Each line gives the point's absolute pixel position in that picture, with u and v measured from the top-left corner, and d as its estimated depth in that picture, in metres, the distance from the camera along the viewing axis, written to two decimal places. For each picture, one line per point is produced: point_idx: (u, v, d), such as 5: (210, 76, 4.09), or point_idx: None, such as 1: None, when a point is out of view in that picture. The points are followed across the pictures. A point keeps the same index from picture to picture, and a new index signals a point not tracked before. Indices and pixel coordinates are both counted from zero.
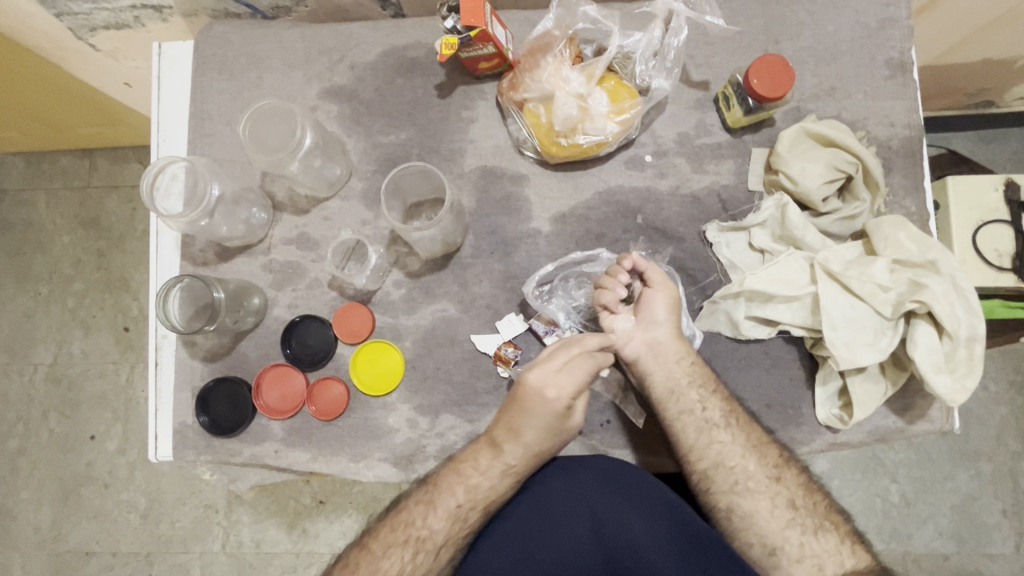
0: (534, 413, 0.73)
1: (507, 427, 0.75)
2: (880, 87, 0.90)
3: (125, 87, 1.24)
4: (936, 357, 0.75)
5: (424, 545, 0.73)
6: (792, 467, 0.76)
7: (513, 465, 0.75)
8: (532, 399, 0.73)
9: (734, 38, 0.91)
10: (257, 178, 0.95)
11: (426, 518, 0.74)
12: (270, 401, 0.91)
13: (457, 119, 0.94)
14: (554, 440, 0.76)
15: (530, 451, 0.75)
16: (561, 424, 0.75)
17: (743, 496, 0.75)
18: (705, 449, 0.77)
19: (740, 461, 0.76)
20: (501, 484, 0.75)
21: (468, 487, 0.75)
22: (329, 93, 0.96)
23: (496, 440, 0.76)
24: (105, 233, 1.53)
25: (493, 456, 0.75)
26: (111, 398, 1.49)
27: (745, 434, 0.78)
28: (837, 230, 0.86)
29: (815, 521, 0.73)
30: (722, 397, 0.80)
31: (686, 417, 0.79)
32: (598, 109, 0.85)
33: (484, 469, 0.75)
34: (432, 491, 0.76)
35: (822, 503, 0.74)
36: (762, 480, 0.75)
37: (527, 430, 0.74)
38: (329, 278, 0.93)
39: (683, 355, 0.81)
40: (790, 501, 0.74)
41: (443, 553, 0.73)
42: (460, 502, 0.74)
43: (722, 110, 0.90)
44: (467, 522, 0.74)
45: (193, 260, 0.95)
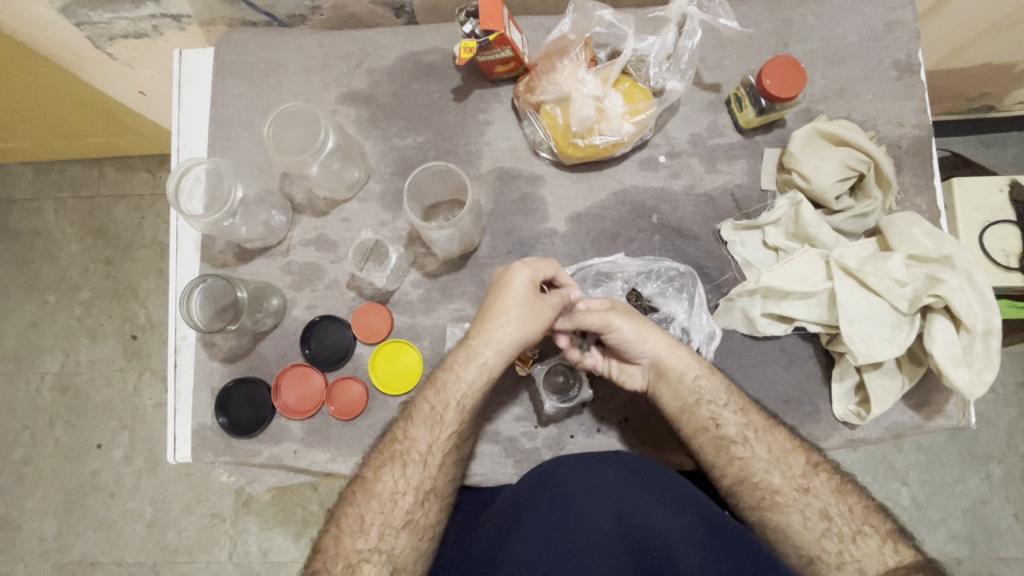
0: (511, 298, 0.78)
1: (482, 321, 0.79)
2: (889, 88, 0.92)
3: (139, 96, 1.26)
4: (953, 351, 0.76)
5: (410, 458, 0.77)
6: (823, 473, 0.75)
7: (487, 361, 0.78)
8: (508, 291, 0.78)
9: (744, 41, 0.93)
10: (277, 181, 0.97)
11: (408, 433, 0.78)
12: (289, 401, 0.91)
13: (473, 122, 0.96)
14: (533, 327, 0.78)
15: (505, 335, 0.77)
16: (540, 309, 0.78)
17: (772, 512, 0.74)
18: (727, 467, 0.77)
19: (764, 475, 0.75)
20: (474, 382, 0.78)
21: (438, 392, 0.79)
22: (347, 98, 0.98)
23: (470, 342, 0.79)
24: (115, 241, 1.54)
25: (463, 353, 0.79)
26: (118, 406, 1.49)
27: (767, 445, 0.77)
28: (850, 227, 0.87)
29: (853, 526, 0.71)
30: (736, 408, 0.79)
31: (702, 436, 0.79)
32: (613, 110, 0.87)
33: (456, 374, 0.79)
34: (410, 407, 0.80)
35: (859, 506, 0.73)
36: (790, 493, 0.74)
37: (501, 313, 0.78)
38: (347, 279, 0.94)
39: (686, 367, 0.80)
40: (823, 511, 0.73)
41: (431, 461, 0.77)
42: (434, 407, 0.79)
43: (735, 111, 0.91)
44: (444, 423, 0.78)
45: (212, 262, 0.96)
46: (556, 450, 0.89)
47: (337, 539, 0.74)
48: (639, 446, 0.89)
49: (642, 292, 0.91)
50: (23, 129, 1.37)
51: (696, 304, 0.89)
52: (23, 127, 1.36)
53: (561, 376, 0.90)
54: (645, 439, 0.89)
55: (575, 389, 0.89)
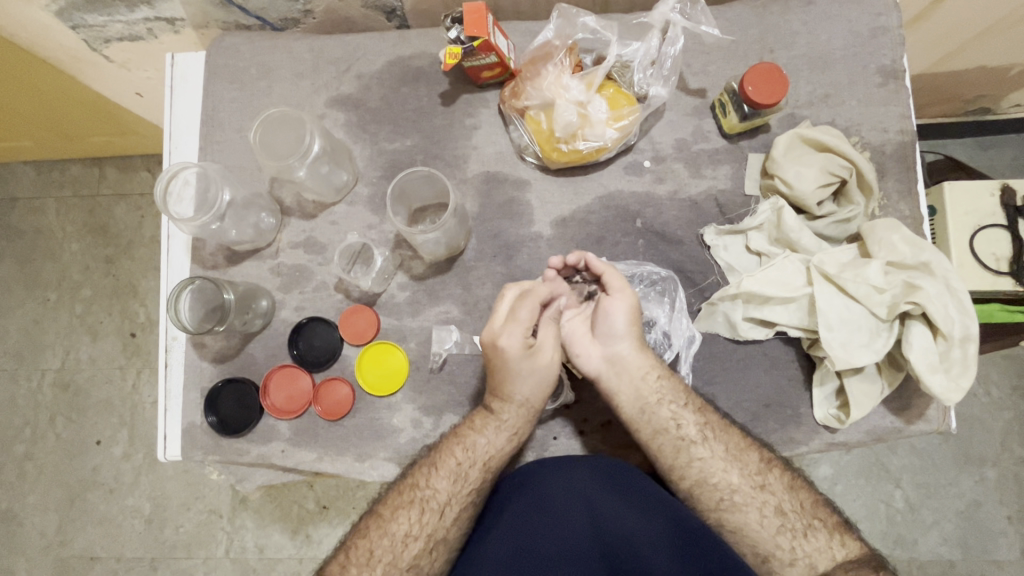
0: (518, 372, 0.81)
1: (498, 394, 0.83)
2: (873, 93, 0.93)
3: (136, 98, 1.27)
4: (931, 358, 0.76)
5: (429, 505, 0.78)
6: (775, 469, 0.77)
7: (509, 425, 0.83)
8: (509, 357, 0.79)
9: (730, 47, 0.94)
10: (266, 184, 0.98)
11: (429, 479, 0.80)
12: (277, 401, 0.92)
13: (460, 127, 0.97)
14: (544, 392, 0.83)
15: (524, 405, 0.83)
16: (545, 373, 0.82)
17: (731, 512, 0.75)
18: (686, 468, 0.78)
19: (723, 475, 0.76)
20: (499, 444, 0.82)
21: (466, 446, 0.81)
22: (337, 102, 0.99)
23: (491, 409, 0.83)
24: (114, 240, 1.56)
25: (489, 422, 0.83)
26: (118, 403, 1.51)
27: (724, 444, 0.78)
28: (833, 233, 0.88)
29: (804, 521, 0.73)
30: (695, 408, 0.80)
31: (661, 436, 0.80)
32: (597, 116, 0.87)
33: (484, 436, 0.82)
34: (435, 455, 0.82)
35: (808, 500, 0.74)
36: (747, 492, 0.75)
37: (514, 386, 0.82)
38: (335, 281, 0.95)
39: (647, 369, 0.82)
40: (777, 508, 0.74)
41: (448, 513, 0.78)
42: (460, 462, 0.81)
43: (719, 116, 0.92)
44: (468, 480, 0.80)
45: (203, 264, 0.97)
46: (539, 452, 0.90)
47: (343, 567, 0.74)
48: (620, 448, 0.89)
49: None
50: (23, 129, 1.39)
51: (677, 308, 0.90)
52: (23, 127, 1.38)
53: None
54: (628, 441, 0.89)
55: (558, 390, 0.91)
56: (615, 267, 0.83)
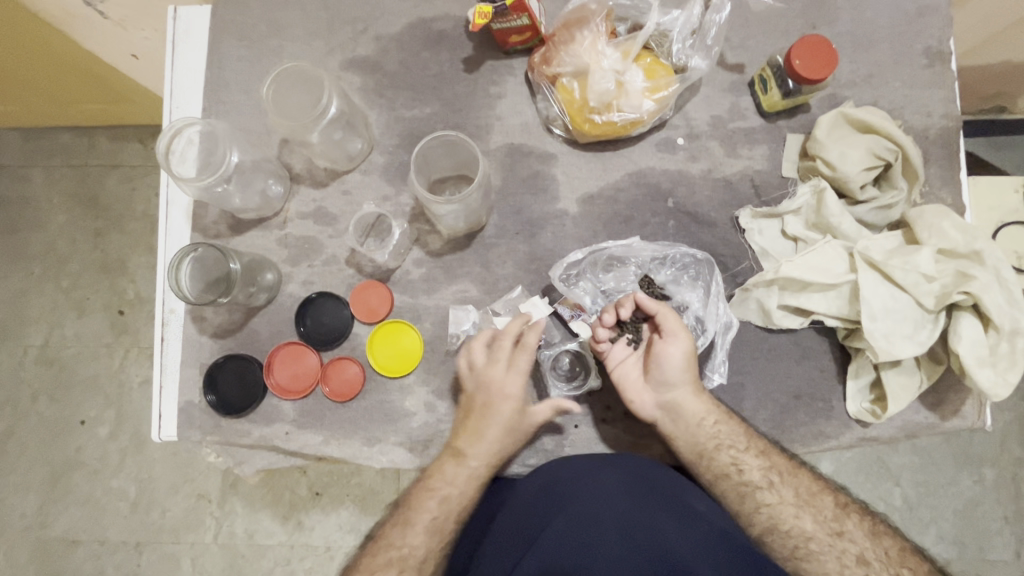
0: (495, 420, 0.77)
1: (468, 435, 0.78)
2: (919, 75, 0.88)
3: (132, 59, 1.19)
4: (980, 350, 0.73)
5: (407, 564, 0.72)
6: (853, 515, 0.72)
7: (477, 468, 0.77)
8: (491, 409, 0.77)
9: (772, 20, 0.89)
10: (275, 149, 0.92)
11: (404, 537, 0.74)
12: (281, 380, 0.87)
13: (484, 95, 0.91)
14: (514, 442, 0.78)
15: (493, 454, 0.77)
16: (520, 426, 0.78)
17: (807, 561, 0.70)
18: (754, 515, 0.73)
19: (795, 522, 0.72)
20: (468, 490, 0.76)
21: (440, 499, 0.75)
22: (352, 65, 0.92)
23: (459, 450, 0.78)
24: (103, 212, 1.48)
25: (455, 466, 0.77)
26: (104, 381, 1.44)
27: (794, 489, 0.74)
28: (873, 219, 0.84)
29: (891, 571, 0.67)
30: (756, 452, 0.76)
31: (723, 482, 0.76)
32: (634, 85, 0.82)
33: (449, 477, 0.76)
34: (406, 510, 0.76)
35: (894, 548, 0.69)
36: (824, 540, 0.71)
37: (488, 430, 0.77)
38: (347, 254, 0.90)
39: (705, 413, 0.78)
40: (859, 557, 0.69)
41: (428, 568, 0.72)
42: (434, 513, 0.75)
43: (758, 93, 0.87)
44: (444, 533, 0.74)
45: (205, 232, 0.91)
46: (559, 439, 0.86)
47: None
48: (643, 439, 0.85)
49: (655, 279, 0.86)
50: (8, 91, 1.31)
51: (713, 293, 0.83)
52: (8, 89, 1.30)
53: (567, 358, 0.88)
54: (652, 433, 0.85)
55: (582, 377, 0.87)
56: (669, 308, 0.78)
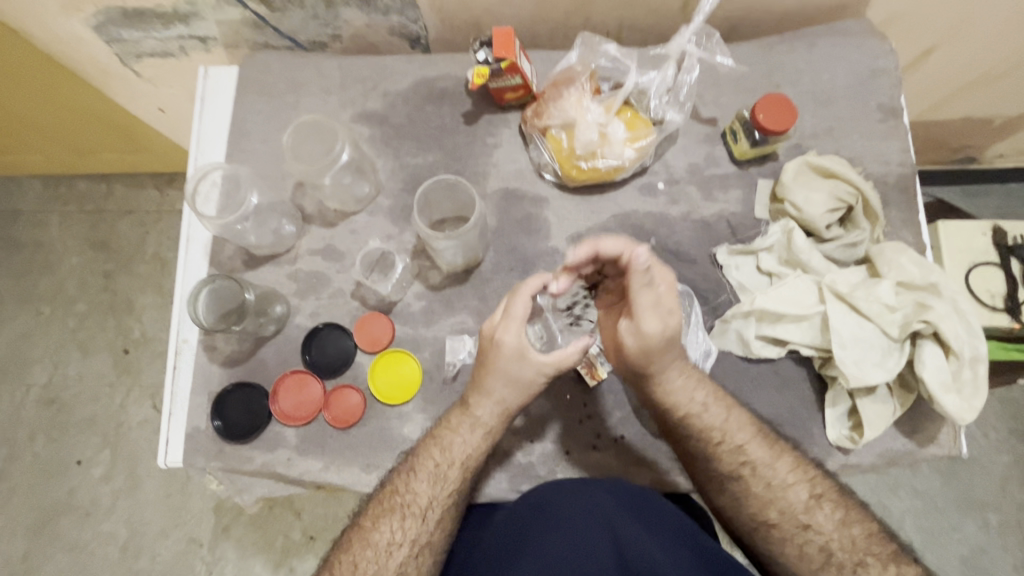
0: (495, 374, 0.79)
1: (475, 387, 0.81)
2: (874, 128, 0.98)
3: (158, 114, 1.32)
4: (943, 376, 0.78)
5: (409, 510, 0.77)
6: (825, 505, 0.75)
7: (483, 421, 0.81)
8: (501, 353, 0.77)
9: (739, 80, 0.99)
10: (290, 191, 1.00)
11: (409, 485, 0.79)
12: (285, 407, 0.91)
13: (481, 145, 1.00)
14: (519, 397, 0.80)
15: (499, 407, 0.80)
16: (523, 381, 0.79)
17: (770, 542, 0.76)
18: (721, 495, 0.80)
19: (761, 510, 0.77)
20: (472, 443, 0.81)
21: (443, 449, 0.80)
22: (362, 118, 1.02)
23: (467, 404, 0.82)
24: (115, 255, 1.62)
25: (462, 418, 0.81)
26: (101, 422, 1.53)
27: (765, 480, 0.77)
28: (841, 256, 0.90)
29: (854, 559, 0.72)
30: (733, 446, 0.79)
31: (693, 461, 0.82)
32: (615, 136, 0.92)
33: (455, 431, 0.81)
34: (413, 459, 0.81)
35: (861, 535, 0.73)
36: (789, 527, 0.75)
37: (490, 383, 0.79)
38: (352, 288, 0.96)
39: (677, 400, 0.80)
40: (823, 546, 0.73)
41: (430, 516, 0.78)
42: (438, 464, 0.80)
43: (730, 144, 0.96)
44: (448, 481, 0.79)
45: (221, 267, 0.97)
46: (551, 466, 0.88)
47: None
48: (634, 465, 0.88)
49: None
50: (32, 141, 1.45)
51: (693, 322, 0.91)
52: (34, 139, 1.44)
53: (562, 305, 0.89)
54: (640, 459, 0.88)
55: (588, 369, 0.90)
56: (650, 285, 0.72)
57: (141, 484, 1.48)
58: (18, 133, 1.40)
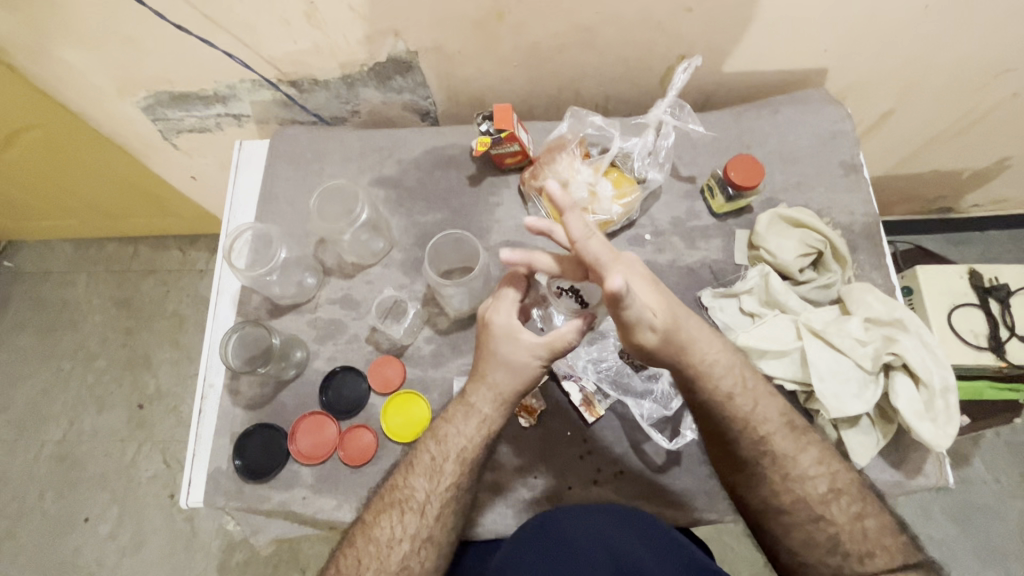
0: (493, 359, 0.86)
1: (475, 376, 0.88)
2: (838, 182, 1.09)
3: (190, 180, 1.46)
4: (917, 406, 0.84)
5: (409, 506, 0.83)
6: (842, 497, 0.80)
7: (483, 412, 0.86)
8: (492, 333, 0.86)
9: (713, 143, 1.11)
10: (312, 247, 1.10)
11: (411, 481, 0.85)
12: (303, 446, 0.97)
13: (485, 203, 1.12)
14: (514, 380, 0.86)
15: (497, 396, 0.86)
16: (519, 366, 0.85)
17: (782, 525, 0.82)
18: (740, 480, 0.84)
19: (777, 496, 0.82)
20: (472, 439, 0.86)
21: (441, 445, 0.86)
22: (378, 181, 1.14)
23: (467, 398, 0.88)
24: (137, 313, 1.73)
25: (459, 409, 0.87)
26: (112, 477, 1.58)
27: (783, 470, 0.82)
28: (816, 297, 0.98)
29: (864, 547, 0.78)
30: (762, 432, 0.84)
31: (718, 446, 0.86)
32: (604, 194, 1.03)
33: (454, 427, 0.87)
34: (413, 454, 0.88)
35: (873, 528, 0.78)
36: (801, 515, 0.81)
37: (488, 368, 0.86)
38: (367, 333, 1.04)
39: (715, 388, 0.84)
40: (833, 534, 0.79)
41: (430, 510, 0.83)
42: (434, 457, 0.86)
43: (708, 198, 1.07)
44: (444, 474, 0.85)
45: (247, 316, 1.06)
46: (554, 500, 0.92)
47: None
48: (634, 498, 0.92)
49: None
50: (71, 207, 1.60)
51: None
52: (72, 205, 1.59)
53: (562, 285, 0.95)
54: (640, 491, 0.92)
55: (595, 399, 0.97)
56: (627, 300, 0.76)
57: (147, 541, 1.53)
58: (60, 199, 1.55)
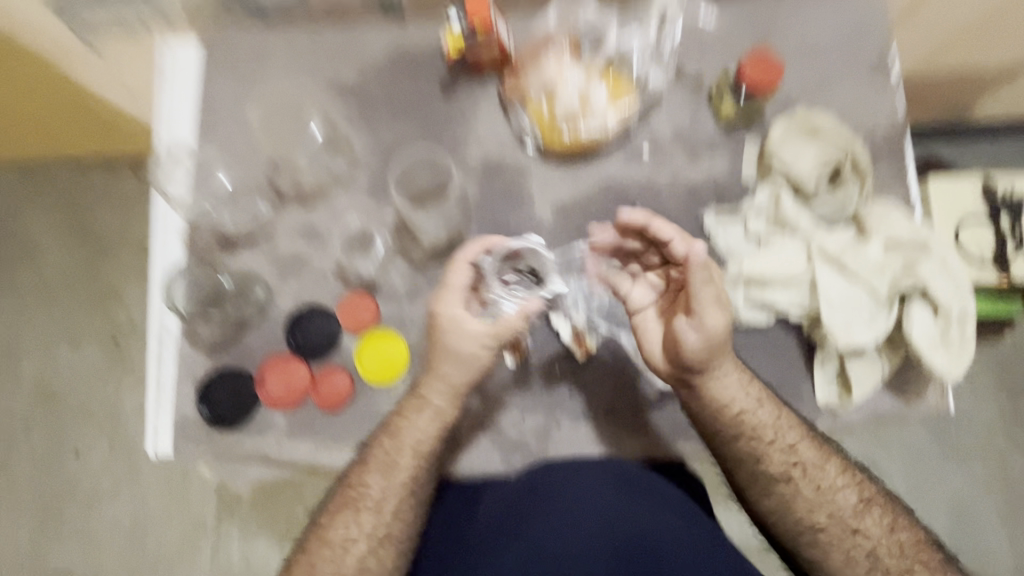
0: (443, 351, 0.80)
1: (429, 368, 0.82)
2: (865, 83, 0.95)
3: (122, 88, 1.22)
4: (931, 334, 0.80)
5: (365, 505, 0.83)
6: (873, 509, 0.81)
7: (437, 406, 0.82)
8: (439, 327, 0.80)
9: (725, 36, 0.95)
10: (263, 170, 0.96)
11: (372, 481, 0.83)
12: (273, 391, 0.90)
13: (460, 114, 0.96)
14: (462, 371, 0.81)
15: (451, 391, 0.82)
16: (468, 357, 0.80)
17: (817, 548, 0.80)
18: (771, 496, 0.81)
19: (810, 514, 0.80)
20: (426, 433, 0.82)
21: (395, 439, 0.83)
22: (333, 89, 0.97)
23: (421, 393, 0.83)
24: (95, 245, 1.57)
25: (411, 404, 0.83)
26: (97, 410, 1.51)
27: (813, 484, 0.81)
28: (831, 216, 0.88)
29: (903, 564, 0.78)
30: (787, 443, 0.81)
31: (749, 463, 0.81)
32: (598, 100, 0.92)
33: (408, 421, 0.83)
34: (365, 451, 0.85)
35: (908, 540, 0.80)
36: (836, 533, 0.80)
37: (439, 360, 0.81)
38: (334, 268, 0.94)
39: (738, 399, 0.80)
40: (869, 551, 0.79)
41: (386, 507, 0.83)
42: (388, 454, 0.83)
43: (715, 104, 0.95)
44: (399, 469, 0.83)
45: (197, 252, 0.95)
46: (542, 439, 0.88)
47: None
48: (624, 436, 0.87)
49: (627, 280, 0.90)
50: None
51: None
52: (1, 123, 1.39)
53: (515, 271, 0.90)
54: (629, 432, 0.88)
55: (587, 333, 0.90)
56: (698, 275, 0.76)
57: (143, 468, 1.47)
58: None
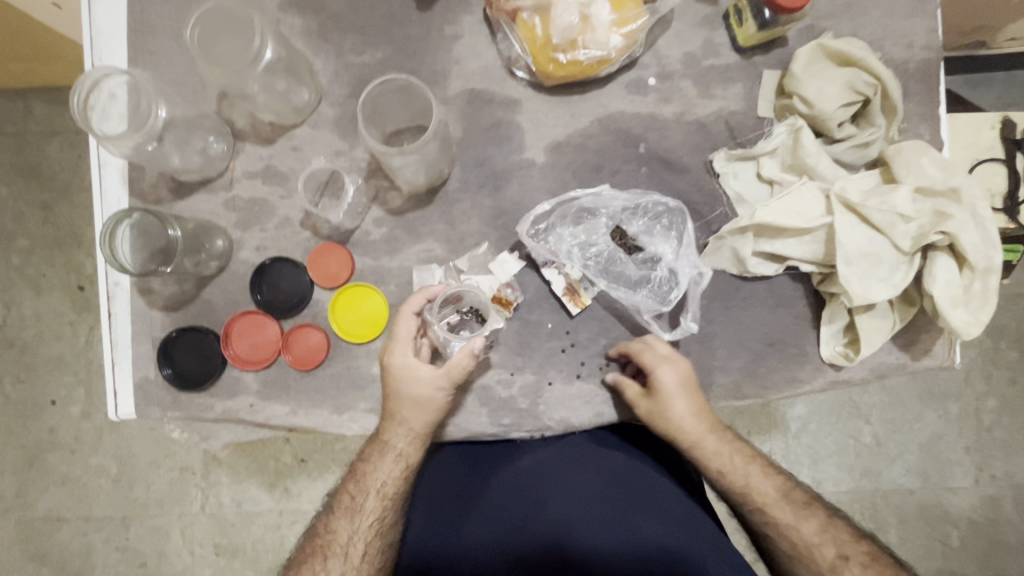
0: (397, 396, 0.74)
1: (388, 415, 0.75)
2: (899, 3, 0.83)
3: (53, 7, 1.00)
4: (953, 290, 0.73)
5: (332, 550, 0.72)
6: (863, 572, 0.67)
7: (401, 449, 0.74)
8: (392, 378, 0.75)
9: None
10: (213, 103, 0.84)
11: (340, 527, 0.73)
12: (241, 350, 0.83)
13: (439, 36, 0.84)
14: (424, 414, 0.74)
15: (414, 433, 0.74)
16: (424, 401, 0.74)
17: None
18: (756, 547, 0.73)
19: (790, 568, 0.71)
20: (392, 477, 0.74)
21: (361, 481, 0.74)
22: (291, 5, 0.83)
23: (383, 437, 0.75)
24: (48, 184, 1.31)
25: (376, 445, 0.75)
26: (70, 360, 1.31)
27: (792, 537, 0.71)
28: (851, 159, 0.80)
29: None
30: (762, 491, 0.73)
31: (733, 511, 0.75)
32: (599, 18, 0.75)
33: (372, 464, 0.74)
34: (334, 498, 0.76)
35: None
36: None
37: (398, 406, 0.74)
38: (301, 216, 0.84)
39: (709, 447, 0.74)
40: None
41: (354, 551, 0.71)
42: (354, 496, 0.74)
43: (734, 26, 0.82)
44: (364, 512, 0.73)
45: (144, 197, 0.84)
46: (532, 398, 0.83)
47: None
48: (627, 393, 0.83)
49: (627, 230, 0.82)
50: None
51: (685, 243, 0.80)
52: None
53: (456, 313, 0.80)
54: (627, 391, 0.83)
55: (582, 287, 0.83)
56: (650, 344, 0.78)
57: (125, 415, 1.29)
58: None
